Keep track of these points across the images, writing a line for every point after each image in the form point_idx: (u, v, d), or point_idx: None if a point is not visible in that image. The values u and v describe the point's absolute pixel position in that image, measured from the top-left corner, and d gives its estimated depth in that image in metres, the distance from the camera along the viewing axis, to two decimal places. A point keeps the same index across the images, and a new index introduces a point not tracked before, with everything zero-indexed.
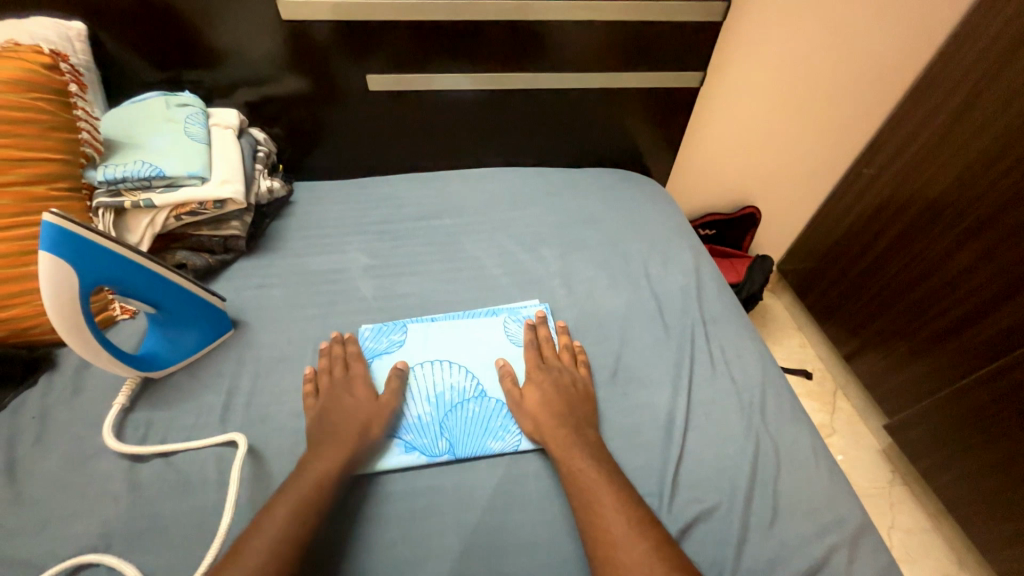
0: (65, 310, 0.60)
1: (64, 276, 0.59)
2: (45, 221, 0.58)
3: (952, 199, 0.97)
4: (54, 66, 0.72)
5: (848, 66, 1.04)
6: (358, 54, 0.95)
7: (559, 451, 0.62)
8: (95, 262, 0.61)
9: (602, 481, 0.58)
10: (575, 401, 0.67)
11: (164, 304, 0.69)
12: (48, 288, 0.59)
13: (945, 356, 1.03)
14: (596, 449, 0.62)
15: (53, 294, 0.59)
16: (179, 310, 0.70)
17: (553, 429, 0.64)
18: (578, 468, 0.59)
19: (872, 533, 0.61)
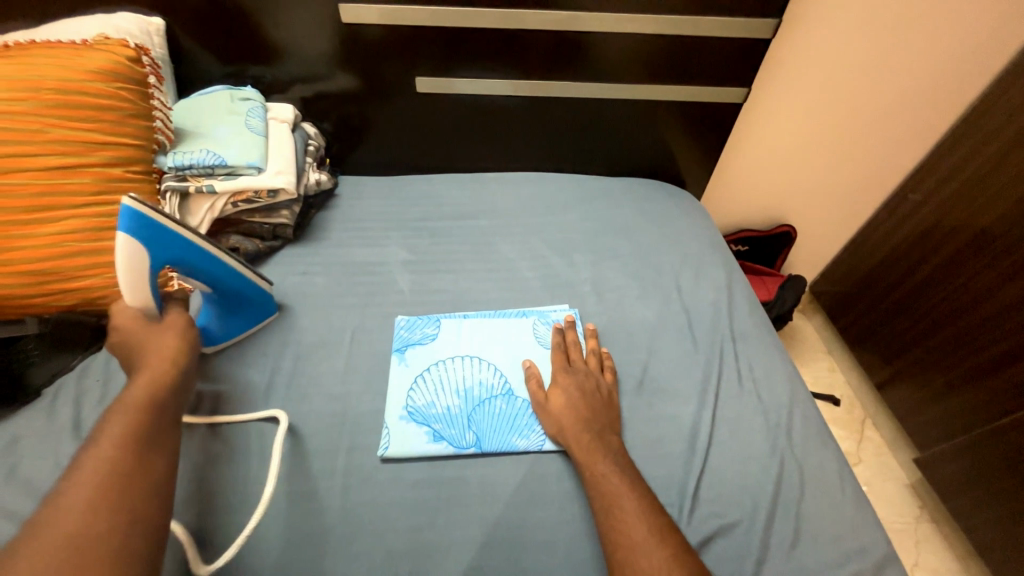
0: (136, 289, 0.65)
1: (139, 259, 0.64)
2: (123, 204, 0.62)
3: (1000, 231, 0.94)
4: (136, 59, 0.78)
5: (898, 89, 1.02)
6: (408, 57, 0.99)
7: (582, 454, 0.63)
8: (164, 245, 0.66)
9: (620, 487, 0.59)
10: (599, 408, 0.68)
11: (220, 286, 0.74)
12: (123, 269, 0.64)
13: (986, 393, 0.99)
14: (615, 455, 0.63)
15: (127, 276, 0.64)
16: (231, 294, 0.75)
17: (577, 431, 0.65)
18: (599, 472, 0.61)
19: (897, 566, 0.60)
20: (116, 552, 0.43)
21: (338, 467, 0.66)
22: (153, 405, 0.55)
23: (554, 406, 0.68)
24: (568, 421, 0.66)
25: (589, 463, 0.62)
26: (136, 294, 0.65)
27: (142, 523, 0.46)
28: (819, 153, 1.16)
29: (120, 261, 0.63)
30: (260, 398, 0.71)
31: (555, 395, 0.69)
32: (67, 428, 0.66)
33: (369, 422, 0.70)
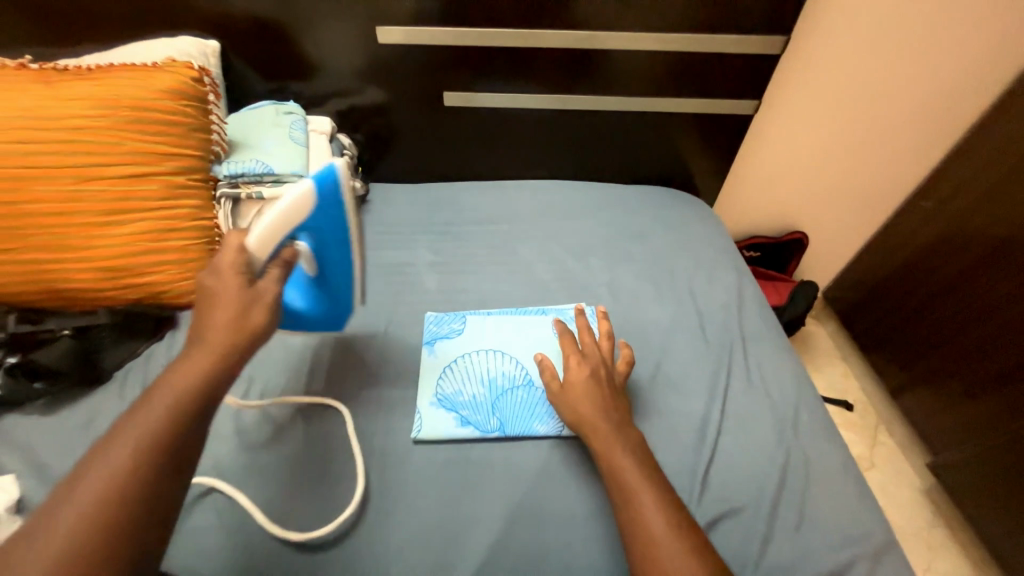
0: (267, 236, 0.62)
1: (298, 214, 0.65)
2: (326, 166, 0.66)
3: (1014, 239, 0.97)
4: (199, 79, 0.88)
5: (906, 102, 1.07)
6: (437, 74, 1.07)
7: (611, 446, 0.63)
8: (323, 215, 0.68)
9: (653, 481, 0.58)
10: (624, 399, 0.69)
11: (329, 273, 0.74)
12: (277, 215, 0.63)
13: (1003, 399, 1.00)
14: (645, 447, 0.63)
15: (273, 232, 0.63)
16: (333, 283, 0.76)
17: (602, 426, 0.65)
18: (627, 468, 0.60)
19: (896, 550, 0.63)
20: None
21: (375, 447, 0.72)
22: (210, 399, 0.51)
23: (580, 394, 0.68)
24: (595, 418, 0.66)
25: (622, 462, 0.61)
26: (263, 252, 0.62)
27: None
28: (831, 162, 1.20)
29: (277, 217, 0.63)
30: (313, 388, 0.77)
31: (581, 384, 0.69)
32: None
33: (401, 407, 0.76)
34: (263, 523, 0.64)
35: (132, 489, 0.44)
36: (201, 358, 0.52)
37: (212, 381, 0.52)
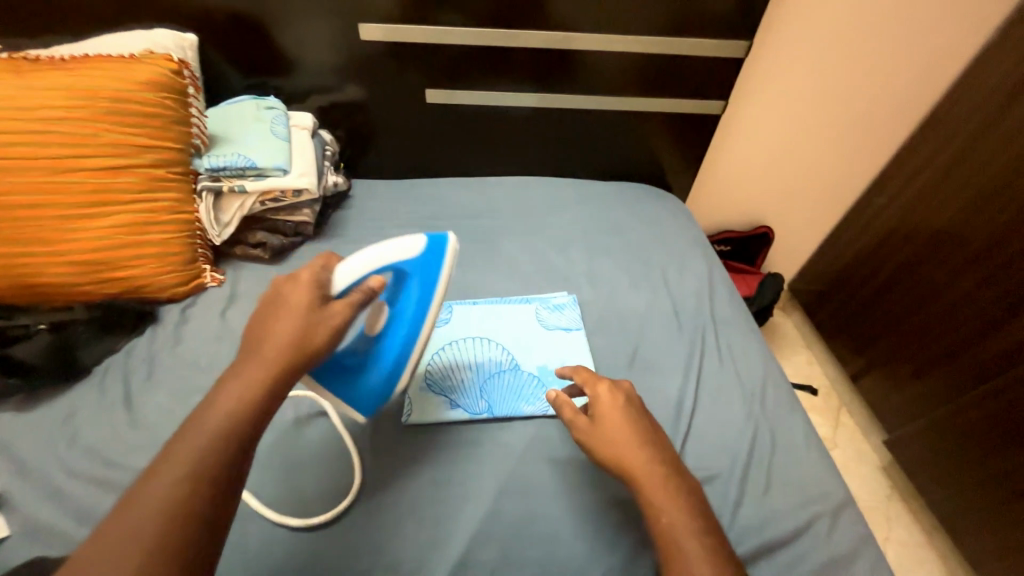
0: (356, 270, 0.61)
1: (392, 261, 0.63)
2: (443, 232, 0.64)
3: (954, 229, 1.06)
4: (178, 71, 0.87)
5: (857, 104, 1.15)
6: (419, 71, 1.09)
7: (636, 466, 0.57)
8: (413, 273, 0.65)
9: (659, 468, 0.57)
10: (651, 421, 0.63)
11: (394, 334, 0.69)
12: (374, 254, 0.62)
13: (947, 374, 1.10)
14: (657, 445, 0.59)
15: (360, 269, 0.61)
16: (394, 347, 0.69)
17: (629, 452, 0.58)
18: (650, 480, 0.56)
19: (853, 507, 0.69)
20: None
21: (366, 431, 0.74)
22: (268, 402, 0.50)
23: (603, 415, 0.62)
24: (620, 445, 0.59)
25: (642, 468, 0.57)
26: (345, 286, 0.61)
27: None
28: (792, 160, 1.28)
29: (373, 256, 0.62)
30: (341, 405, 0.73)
31: (612, 413, 0.62)
32: (119, 402, 0.73)
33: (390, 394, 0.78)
34: (258, 506, 0.65)
35: (194, 491, 0.42)
36: (258, 367, 0.50)
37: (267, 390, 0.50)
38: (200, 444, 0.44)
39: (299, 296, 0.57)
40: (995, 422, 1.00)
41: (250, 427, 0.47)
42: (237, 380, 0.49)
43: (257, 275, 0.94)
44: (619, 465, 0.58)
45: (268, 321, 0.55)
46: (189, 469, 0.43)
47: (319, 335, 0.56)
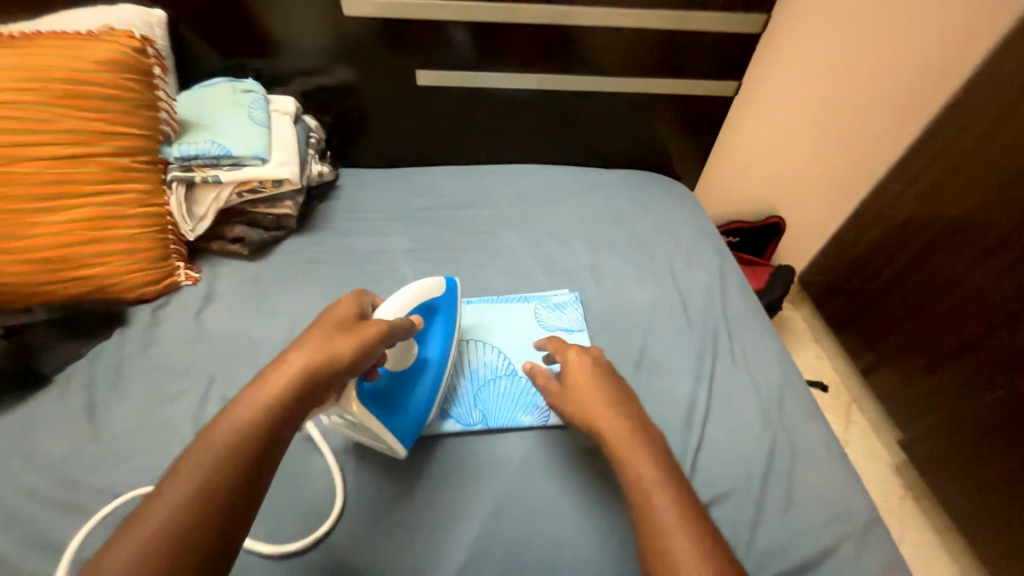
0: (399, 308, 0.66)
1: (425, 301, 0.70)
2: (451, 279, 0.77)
3: (977, 217, 0.95)
4: (142, 50, 0.79)
5: (878, 84, 1.04)
6: (408, 50, 1.01)
7: (602, 424, 0.59)
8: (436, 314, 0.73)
9: (639, 454, 0.54)
10: (642, 416, 0.59)
11: (426, 374, 0.70)
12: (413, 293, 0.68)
13: (961, 373, 1.00)
14: (636, 427, 0.58)
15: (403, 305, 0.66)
16: (430, 384, 0.69)
17: (593, 408, 0.60)
18: (617, 437, 0.57)
19: (881, 528, 0.63)
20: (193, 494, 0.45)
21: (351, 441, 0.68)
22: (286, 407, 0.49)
23: (572, 377, 0.64)
24: (590, 403, 0.60)
25: (619, 449, 0.56)
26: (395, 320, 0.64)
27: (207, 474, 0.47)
28: (807, 145, 1.18)
29: (414, 294, 0.68)
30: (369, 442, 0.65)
31: (579, 368, 0.64)
32: (81, 413, 0.68)
33: None
34: None
35: (218, 493, 0.42)
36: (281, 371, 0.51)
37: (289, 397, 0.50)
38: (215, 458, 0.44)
39: (345, 308, 0.61)
40: (1004, 426, 0.93)
41: (268, 432, 0.47)
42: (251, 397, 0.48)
43: (236, 273, 0.88)
44: (587, 424, 0.60)
45: (305, 332, 0.56)
46: (204, 485, 0.42)
47: (345, 344, 0.56)
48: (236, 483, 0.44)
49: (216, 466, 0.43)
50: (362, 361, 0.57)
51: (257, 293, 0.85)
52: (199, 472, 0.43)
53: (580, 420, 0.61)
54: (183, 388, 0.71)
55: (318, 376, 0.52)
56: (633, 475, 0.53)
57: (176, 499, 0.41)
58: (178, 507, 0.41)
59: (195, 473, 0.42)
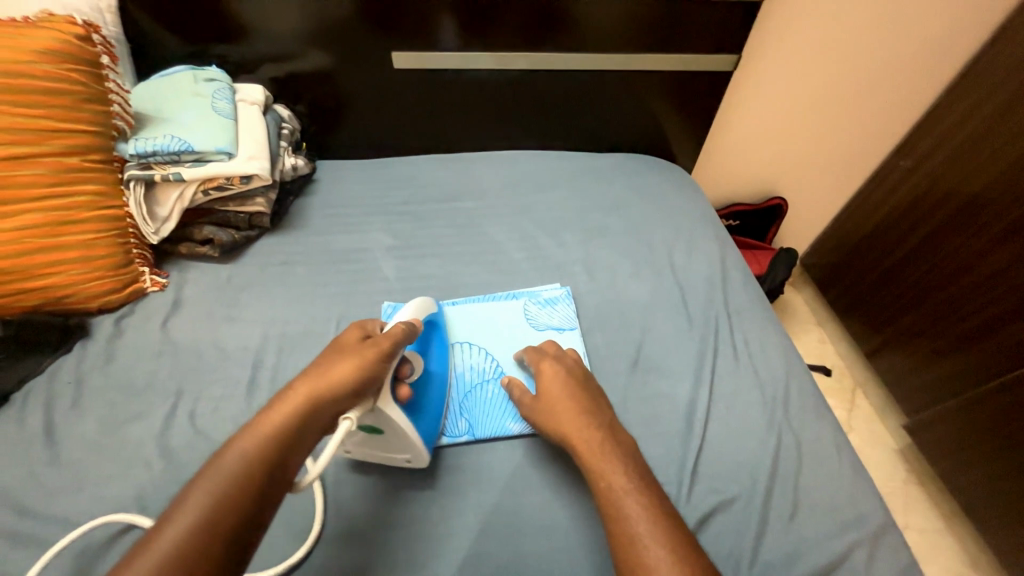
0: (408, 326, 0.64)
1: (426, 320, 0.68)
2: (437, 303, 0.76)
3: (993, 194, 0.88)
4: (87, 37, 0.72)
5: (886, 54, 0.96)
6: (382, 30, 0.93)
7: (570, 432, 0.58)
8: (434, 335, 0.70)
9: (609, 465, 0.54)
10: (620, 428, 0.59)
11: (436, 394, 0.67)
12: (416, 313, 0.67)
13: (971, 359, 0.96)
14: (608, 440, 0.56)
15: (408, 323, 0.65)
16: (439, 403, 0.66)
17: (563, 415, 0.60)
18: (587, 446, 0.56)
19: (894, 532, 0.60)
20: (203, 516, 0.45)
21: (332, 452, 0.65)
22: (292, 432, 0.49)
23: (545, 389, 0.64)
24: (557, 411, 0.61)
25: (587, 458, 0.55)
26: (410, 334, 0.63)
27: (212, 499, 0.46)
28: (808, 122, 1.12)
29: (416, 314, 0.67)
30: (387, 459, 0.61)
31: (548, 374, 0.65)
32: (39, 435, 0.64)
33: None
34: None
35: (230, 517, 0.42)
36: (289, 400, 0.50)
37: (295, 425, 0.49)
38: (223, 487, 0.43)
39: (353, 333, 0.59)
40: (1009, 417, 0.89)
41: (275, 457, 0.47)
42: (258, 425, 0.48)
43: (207, 277, 0.83)
44: (558, 432, 0.60)
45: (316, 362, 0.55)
46: (212, 512, 0.42)
47: (345, 369, 0.54)
48: (243, 511, 0.43)
49: (223, 492, 0.43)
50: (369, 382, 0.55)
51: (230, 298, 0.80)
52: (206, 497, 0.42)
53: (550, 428, 0.61)
54: (149, 405, 0.68)
55: (323, 401, 0.51)
56: (604, 486, 0.52)
57: (185, 523, 0.41)
58: (186, 533, 0.40)
59: (203, 498, 0.42)
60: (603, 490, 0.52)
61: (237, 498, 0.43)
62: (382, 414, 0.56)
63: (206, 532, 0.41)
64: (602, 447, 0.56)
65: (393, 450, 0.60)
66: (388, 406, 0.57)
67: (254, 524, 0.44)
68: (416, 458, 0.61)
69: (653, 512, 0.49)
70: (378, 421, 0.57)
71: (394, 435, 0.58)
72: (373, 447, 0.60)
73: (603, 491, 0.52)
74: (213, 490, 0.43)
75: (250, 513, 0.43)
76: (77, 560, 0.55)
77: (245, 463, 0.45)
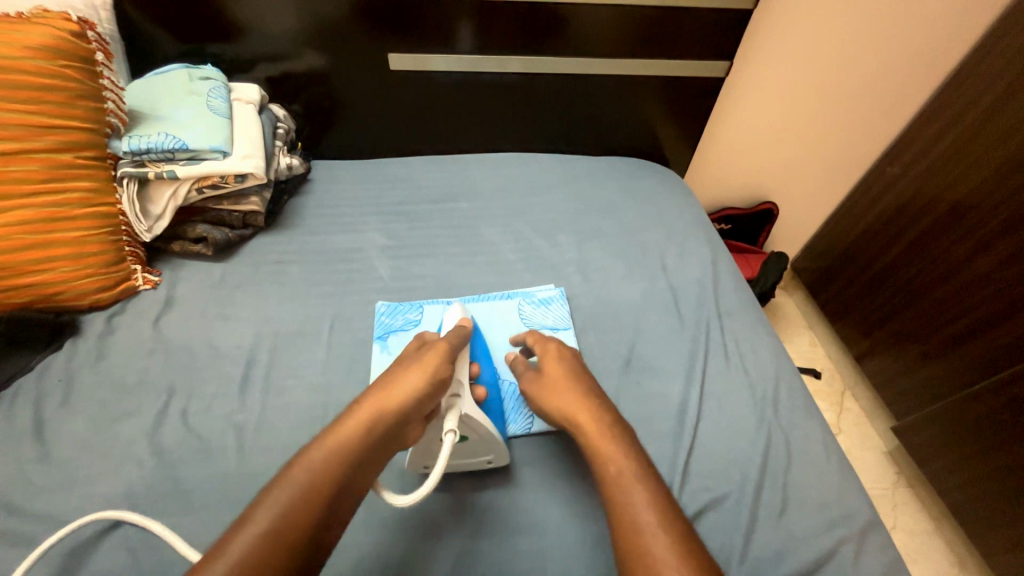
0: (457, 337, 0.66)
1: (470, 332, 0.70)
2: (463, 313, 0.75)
3: (977, 199, 0.91)
4: (82, 34, 0.73)
5: (876, 61, 0.99)
6: (378, 33, 0.94)
7: (575, 416, 0.58)
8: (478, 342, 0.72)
9: (616, 453, 0.54)
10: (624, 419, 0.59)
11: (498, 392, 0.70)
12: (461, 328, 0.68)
13: (957, 361, 0.97)
14: (616, 422, 0.57)
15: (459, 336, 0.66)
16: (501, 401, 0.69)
17: (568, 400, 0.60)
18: (595, 432, 0.56)
19: (880, 529, 0.61)
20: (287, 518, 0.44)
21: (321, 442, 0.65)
22: (363, 445, 0.51)
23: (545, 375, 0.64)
24: (562, 396, 0.60)
25: (593, 443, 0.55)
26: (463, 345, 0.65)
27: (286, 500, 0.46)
28: (799, 129, 1.13)
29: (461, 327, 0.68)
30: (457, 465, 0.62)
31: (552, 360, 0.65)
32: (27, 433, 0.64)
33: None
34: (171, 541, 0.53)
35: (297, 528, 0.43)
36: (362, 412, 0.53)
37: (366, 438, 0.51)
38: (290, 500, 0.45)
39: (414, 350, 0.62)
40: (993, 418, 0.91)
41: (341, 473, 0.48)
42: (327, 437, 0.50)
43: (200, 275, 0.83)
44: (564, 417, 0.59)
45: (390, 376, 0.57)
46: (278, 523, 0.43)
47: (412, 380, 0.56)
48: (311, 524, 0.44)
49: (291, 503, 0.45)
50: (437, 393, 0.57)
51: (224, 296, 0.80)
52: (275, 509, 0.44)
53: (555, 412, 0.60)
54: (140, 403, 0.67)
55: (392, 412, 0.53)
56: (615, 471, 0.52)
57: (255, 533, 0.42)
58: (258, 540, 0.42)
59: (274, 507, 0.44)
60: (612, 475, 0.52)
61: (307, 511, 0.45)
62: (468, 420, 0.58)
63: (275, 542, 0.42)
64: (609, 429, 0.56)
65: (476, 453, 0.61)
66: (473, 413, 0.59)
67: (321, 538, 0.45)
68: (498, 457, 0.62)
69: (647, 505, 0.49)
70: (465, 427, 0.58)
71: (479, 439, 0.60)
72: (453, 455, 0.61)
73: (613, 476, 0.52)
74: (282, 502, 0.44)
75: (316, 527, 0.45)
76: (66, 557, 0.55)
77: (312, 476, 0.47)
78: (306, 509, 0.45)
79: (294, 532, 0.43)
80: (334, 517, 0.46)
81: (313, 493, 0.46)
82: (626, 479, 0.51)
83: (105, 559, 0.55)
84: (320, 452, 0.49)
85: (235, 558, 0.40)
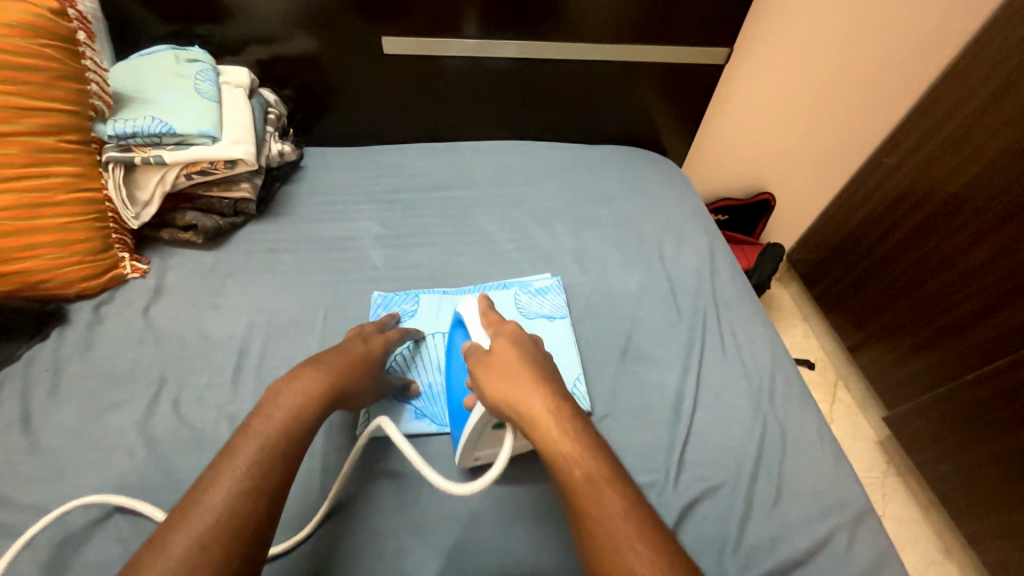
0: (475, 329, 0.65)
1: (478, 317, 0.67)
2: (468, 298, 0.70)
3: (973, 193, 0.90)
4: (62, 12, 0.70)
5: (876, 50, 0.97)
6: (372, 16, 0.91)
7: (526, 411, 0.52)
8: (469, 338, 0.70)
9: (575, 453, 0.49)
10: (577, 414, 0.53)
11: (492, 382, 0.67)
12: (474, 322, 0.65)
13: (951, 351, 0.97)
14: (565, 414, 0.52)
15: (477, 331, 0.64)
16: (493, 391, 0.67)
17: (522, 392, 0.53)
18: (546, 432, 0.50)
19: (873, 518, 0.61)
20: (259, 479, 0.45)
21: (318, 437, 0.64)
22: (308, 412, 0.52)
23: (496, 359, 0.57)
24: (506, 383, 0.54)
25: (546, 441, 0.50)
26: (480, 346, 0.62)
27: (257, 452, 0.46)
28: (796, 118, 1.12)
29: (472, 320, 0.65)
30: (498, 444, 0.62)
31: (504, 346, 0.58)
32: (14, 423, 0.62)
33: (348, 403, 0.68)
34: None
35: (261, 482, 0.45)
36: (304, 381, 0.54)
37: (310, 403, 0.53)
38: (253, 457, 0.46)
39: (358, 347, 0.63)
40: (982, 409, 0.92)
41: (294, 433, 0.50)
42: (274, 401, 0.51)
43: (190, 263, 0.81)
44: (519, 416, 0.52)
45: (331, 362, 0.58)
46: (249, 479, 0.44)
47: (348, 369, 0.59)
48: (273, 477, 0.46)
49: (252, 459, 0.45)
50: (366, 380, 0.60)
51: (215, 286, 0.78)
52: (241, 468, 0.45)
53: (500, 404, 0.53)
54: (130, 394, 0.66)
55: (324, 391, 0.55)
56: (581, 476, 0.47)
57: (226, 488, 0.43)
58: (230, 489, 0.43)
59: (240, 464, 0.45)
60: (578, 480, 0.47)
61: (270, 465, 0.46)
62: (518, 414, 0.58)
63: (244, 497, 0.43)
64: (565, 423, 0.51)
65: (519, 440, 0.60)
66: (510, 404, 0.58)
67: (281, 491, 0.46)
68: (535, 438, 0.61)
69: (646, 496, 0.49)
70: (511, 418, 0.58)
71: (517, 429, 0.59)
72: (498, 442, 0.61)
73: (580, 481, 0.47)
74: (245, 459, 0.45)
75: (278, 481, 0.46)
76: (55, 548, 0.54)
77: (279, 440, 0.48)
78: (264, 469, 0.46)
79: (261, 483, 0.45)
80: (286, 474, 0.47)
81: (271, 449, 0.47)
82: (590, 476, 0.47)
83: (95, 550, 0.54)
84: (275, 415, 0.50)
85: (198, 523, 0.41)
